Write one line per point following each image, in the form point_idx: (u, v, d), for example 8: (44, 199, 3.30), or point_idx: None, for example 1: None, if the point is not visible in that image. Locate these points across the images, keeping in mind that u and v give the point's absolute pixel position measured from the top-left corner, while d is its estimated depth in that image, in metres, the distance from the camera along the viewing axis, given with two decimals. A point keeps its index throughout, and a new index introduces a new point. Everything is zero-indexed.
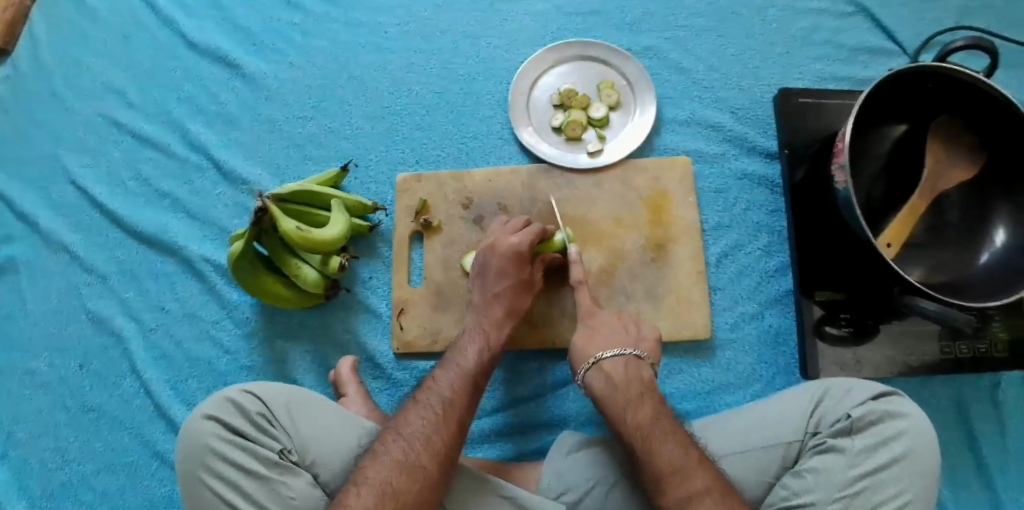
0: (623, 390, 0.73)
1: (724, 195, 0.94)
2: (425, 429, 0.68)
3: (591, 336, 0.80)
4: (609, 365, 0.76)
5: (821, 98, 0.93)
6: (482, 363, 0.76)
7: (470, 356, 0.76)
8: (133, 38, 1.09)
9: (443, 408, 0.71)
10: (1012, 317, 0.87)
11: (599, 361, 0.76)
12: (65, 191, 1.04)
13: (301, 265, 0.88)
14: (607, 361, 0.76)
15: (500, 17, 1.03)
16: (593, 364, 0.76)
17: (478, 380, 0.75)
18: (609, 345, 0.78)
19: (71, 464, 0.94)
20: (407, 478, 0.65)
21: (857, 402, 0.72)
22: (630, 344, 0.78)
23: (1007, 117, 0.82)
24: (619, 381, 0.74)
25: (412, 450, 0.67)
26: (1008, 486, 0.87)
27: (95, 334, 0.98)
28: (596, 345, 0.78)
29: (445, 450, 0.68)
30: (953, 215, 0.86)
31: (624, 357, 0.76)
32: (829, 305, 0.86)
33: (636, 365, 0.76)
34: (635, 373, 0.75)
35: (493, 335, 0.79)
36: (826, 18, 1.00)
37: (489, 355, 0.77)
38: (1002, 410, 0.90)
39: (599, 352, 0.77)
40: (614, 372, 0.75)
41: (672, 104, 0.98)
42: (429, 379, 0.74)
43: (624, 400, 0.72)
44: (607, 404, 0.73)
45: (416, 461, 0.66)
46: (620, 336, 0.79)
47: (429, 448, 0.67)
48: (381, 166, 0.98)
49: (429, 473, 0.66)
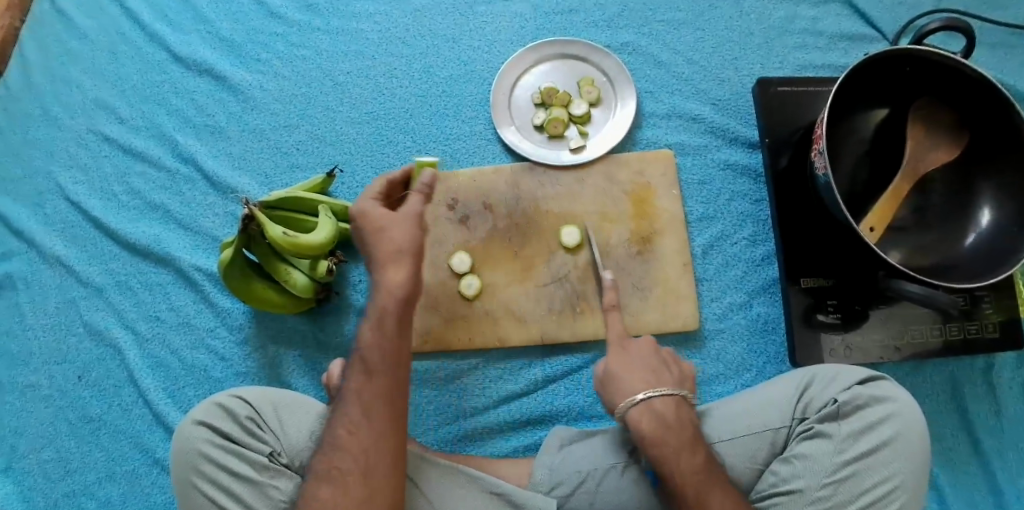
0: (674, 433, 0.68)
1: (707, 186, 0.94)
2: (334, 430, 0.67)
3: (632, 369, 0.73)
4: (660, 404, 0.70)
5: (800, 86, 0.93)
6: (383, 345, 0.69)
7: (368, 334, 0.70)
8: (122, 54, 1.11)
9: (348, 404, 0.68)
10: (1001, 297, 0.86)
11: (648, 399, 0.70)
12: (60, 206, 1.06)
13: (291, 270, 0.89)
14: (658, 400, 0.70)
15: (479, 20, 1.04)
16: (642, 402, 0.70)
17: (371, 358, 0.69)
18: (657, 383, 0.72)
19: (73, 475, 0.95)
20: (328, 485, 0.65)
21: (843, 387, 0.72)
22: (674, 382, 0.73)
23: (988, 97, 0.81)
24: (672, 423, 0.69)
25: (327, 455, 0.67)
26: (1005, 467, 0.86)
27: (92, 346, 0.99)
28: (637, 381, 0.72)
29: (359, 445, 0.66)
30: (937, 197, 0.86)
31: (675, 396, 0.72)
32: (816, 292, 0.86)
33: (684, 406, 0.72)
34: (684, 414, 0.71)
35: (383, 303, 0.71)
36: (804, 7, 1.01)
37: (392, 322, 0.70)
38: (997, 390, 0.89)
39: (646, 390, 0.71)
40: (665, 413, 0.70)
41: (652, 98, 0.99)
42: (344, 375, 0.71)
43: (677, 445, 0.68)
44: (656, 450, 0.68)
45: (331, 466, 0.66)
46: (665, 373, 0.74)
47: (339, 449, 0.66)
48: (367, 170, 1.00)
49: (346, 475, 0.65)
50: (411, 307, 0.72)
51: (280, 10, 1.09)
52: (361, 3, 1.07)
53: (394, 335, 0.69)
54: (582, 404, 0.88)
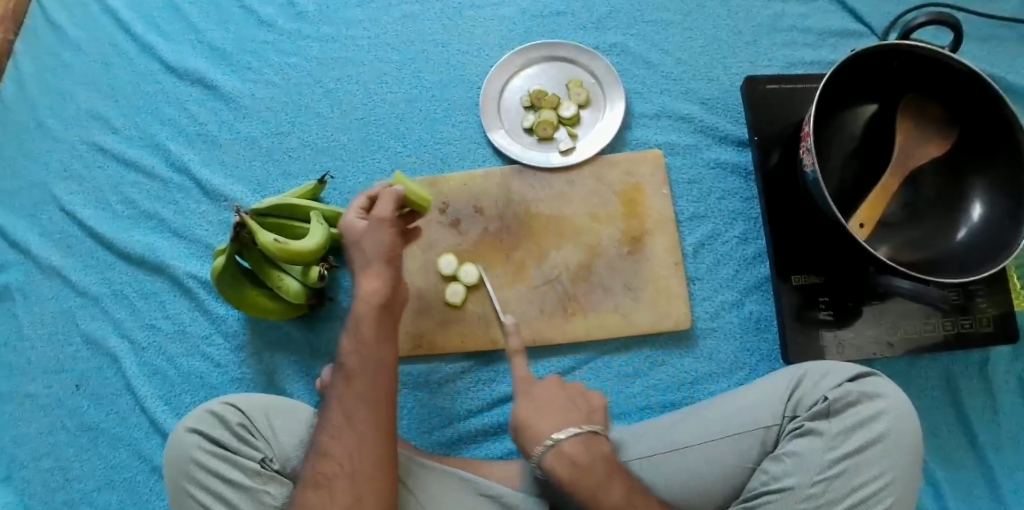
0: (587, 472, 0.65)
1: (698, 186, 0.94)
2: (322, 438, 0.67)
3: (540, 410, 0.69)
4: (569, 446, 0.66)
5: (788, 84, 0.93)
6: (366, 355, 0.70)
7: (350, 348, 0.71)
8: (116, 65, 1.12)
9: (333, 413, 0.68)
10: (995, 290, 0.86)
11: (558, 443, 0.66)
12: (56, 217, 1.06)
13: (283, 277, 0.89)
14: (567, 444, 0.66)
15: (468, 24, 1.05)
16: (551, 447, 0.66)
17: (353, 371, 0.69)
18: (562, 423, 0.68)
19: (72, 483, 0.95)
20: (314, 492, 0.64)
21: (835, 384, 0.71)
22: (584, 417, 0.69)
23: (975, 91, 0.81)
24: (585, 465, 0.66)
25: (316, 462, 0.66)
26: (1002, 461, 0.86)
27: (89, 356, 1.00)
28: (548, 421, 0.68)
29: (345, 451, 0.65)
30: (927, 192, 0.86)
31: (581, 435, 0.67)
32: (807, 289, 0.86)
33: (597, 441, 0.67)
34: (597, 449, 0.67)
35: (364, 317, 0.71)
36: (791, 5, 1.01)
37: (372, 331, 0.71)
38: (993, 384, 0.88)
39: (556, 431, 0.67)
40: (575, 454, 0.66)
41: (641, 98, 0.99)
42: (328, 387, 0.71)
43: (592, 488, 0.65)
44: (572, 494, 0.65)
45: (318, 472, 0.65)
46: (572, 411, 0.69)
47: (324, 454, 0.66)
48: (359, 176, 1.00)
49: (337, 480, 0.64)
50: (388, 318, 0.72)
51: (270, 19, 1.09)
52: (350, 9, 1.08)
53: (375, 346, 0.70)
54: None
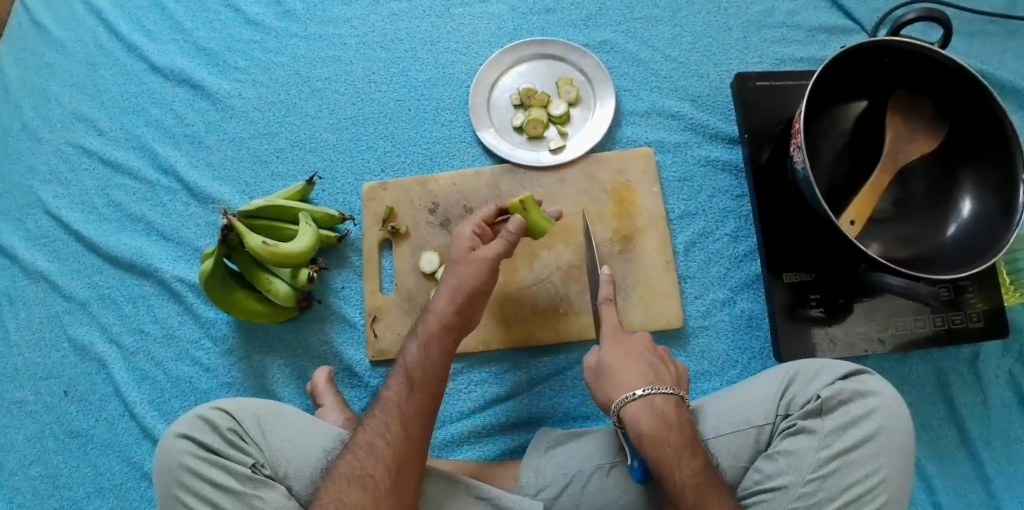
0: (676, 430, 0.67)
1: (688, 184, 0.94)
2: (370, 437, 0.68)
3: (629, 364, 0.72)
4: (660, 401, 0.69)
5: (778, 81, 0.93)
6: (427, 357, 0.72)
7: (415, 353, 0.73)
8: (100, 66, 1.10)
9: (386, 412, 0.69)
10: (985, 285, 0.86)
11: (648, 396, 0.69)
12: (42, 221, 1.05)
13: (272, 279, 0.89)
14: (660, 399, 0.69)
15: (457, 22, 1.04)
16: (641, 398, 0.69)
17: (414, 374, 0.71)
18: (653, 381, 0.71)
19: (62, 490, 0.94)
20: (357, 489, 0.65)
21: (826, 383, 0.71)
22: (671, 382, 0.72)
23: (965, 87, 0.80)
24: (672, 421, 0.68)
25: (359, 460, 0.67)
26: (993, 456, 0.86)
27: (76, 361, 0.99)
28: (631, 379, 0.71)
29: (392, 454, 0.67)
30: (917, 188, 0.86)
31: (672, 396, 0.70)
32: (798, 286, 0.86)
33: (683, 405, 0.70)
34: (683, 414, 0.69)
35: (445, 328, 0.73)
36: (781, 1, 1.01)
37: (433, 344, 0.73)
38: (984, 380, 0.89)
39: (640, 388, 0.70)
40: (665, 409, 0.68)
41: (632, 96, 0.98)
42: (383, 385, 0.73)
43: (678, 445, 0.66)
44: (655, 447, 0.66)
45: (364, 472, 0.66)
46: (656, 373, 0.72)
47: (373, 456, 0.67)
48: (347, 177, 0.99)
49: (380, 481, 0.65)
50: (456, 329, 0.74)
51: (257, 18, 1.08)
52: (338, 8, 1.07)
53: (441, 360, 0.72)
54: (567, 404, 0.88)
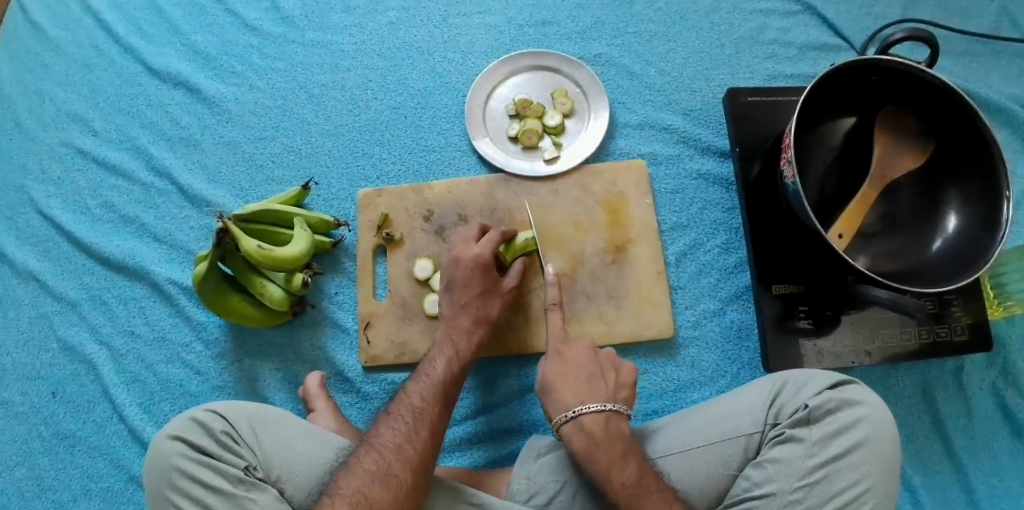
0: (605, 446, 0.70)
1: (680, 195, 0.96)
2: (396, 439, 0.68)
3: (569, 379, 0.77)
4: (588, 420, 0.72)
5: (768, 96, 0.95)
6: (452, 373, 0.77)
7: (439, 366, 0.77)
8: (96, 67, 1.11)
9: (413, 417, 0.70)
10: (970, 299, 0.87)
11: (578, 416, 0.73)
12: (33, 221, 1.05)
13: (266, 284, 0.89)
14: (587, 417, 0.72)
15: (454, 32, 1.05)
16: (572, 419, 0.73)
17: (439, 382, 0.75)
18: (588, 398, 0.75)
19: (47, 493, 0.94)
20: (381, 486, 0.64)
21: (814, 393, 0.72)
22: (609, 395, 0.75)
23: (952, 105, 0.82)
24: (600, 440, 0.71)
25: (383, 457, 0.66)
26: (977, 468, 0.87)
27: (65, 362, 0.98)
28: (569, 396, 0.75)
29: (417, 456, 0.67)
30: (904, 203, 0.88)
31: (603, 412, 0.73)
32: (788, 298, 0.87)
33: (615, 419, 0.73)
34: (615, 428, 0.72)
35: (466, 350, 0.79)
36: (772, 18, 1.03)
37: (459, 364, 0.78)
38: (968, 392, 0.90)
39: (576, 406, 0.74)
40: (592, 426, 0.72)
41: (626, 108, 1.00)
42: (401, 392, 0.74)
43: (607, 461, 0.69)
44: (588, 464, 0.70)
45: (389, 471, 0.65)
46: (598, 386, 0.76)
47: (400, 457, 0.66)
48: (343, 183, 1.00)
49: (402, 482, 0.65)
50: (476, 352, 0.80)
51: (255, 23, 1.09)
52: (337, 15, 1.08)
53: (461, 376, 0.77)
54: None
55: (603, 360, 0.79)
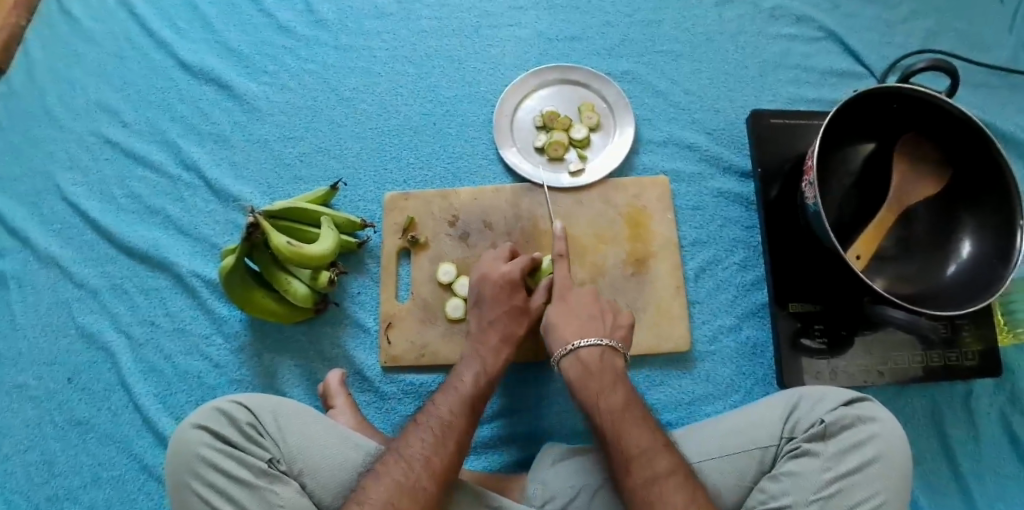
0: (596, 378, 0.75)
1: (701, 213, 0.97)
2: (425, 451, 0.69)
3: (570, 316, 0.80)
4: (586, 353, 0.76)
5: (791, 119, 0.97)
6: (480, 387, 0.78)
7: (468, 379, 0.78)
8: (129, 60, 1.13)
9: (442, 430, 0.72)
10: (981, 326, 0.89)
11: (576, 349, 0.77)
12: (58, 207, 1.06)
13: (291, 280, 0.90)
14: (585, 351, 0.76)
15: (485, 43, 1.08)
16: (570, 352, 0.77)
17: (468, 396, 0.76)
18: (587, 332, 0.78)
19: (57, 478, 0.94)
20: (408, 501, 0.66)
21: (830, 408, 0.74)
22: (607, 333, 0.79)
23: (969, 134, 0.84)
24: (594, 370, 0.76)
25: (411, 470, 0.68)
26: (984, 492, 0.88)
27: (84, 349, 0.99)
28: (571, 330, 0.78)
29: (443, 470, 0.69)
30: (920, 228, 0.89)
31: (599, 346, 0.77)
32: (804, 317, 0.89)
33: (610, 355, 0.77)
34: (608, 363, 0.77)
35: (490, 362, 0.81)
36: (796, 44, 1.05)
37: (487, 378, 0.79)
38: (977, 417, 0.91)
39: (576, 340, 0.77)
40: (588, 359, 0.76)
41: (650, 125, 1.02)
42: (430, 403, 0.76)
43: (596, 389, 0.74)
44: (579, 391, 0.75)
45: (417, 484, 0.67)
46: (597, 324, 0.79)
47: (428, 470, 0.68)
48: (370, 185, 1.02)
49: (430, 495, 0.67)
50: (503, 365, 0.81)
51: (289, 25, 1.11)
52: (370, 21, 1.10)
53: (489, 390, 0.79)
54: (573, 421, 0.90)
55: (604, 302, 0.82)
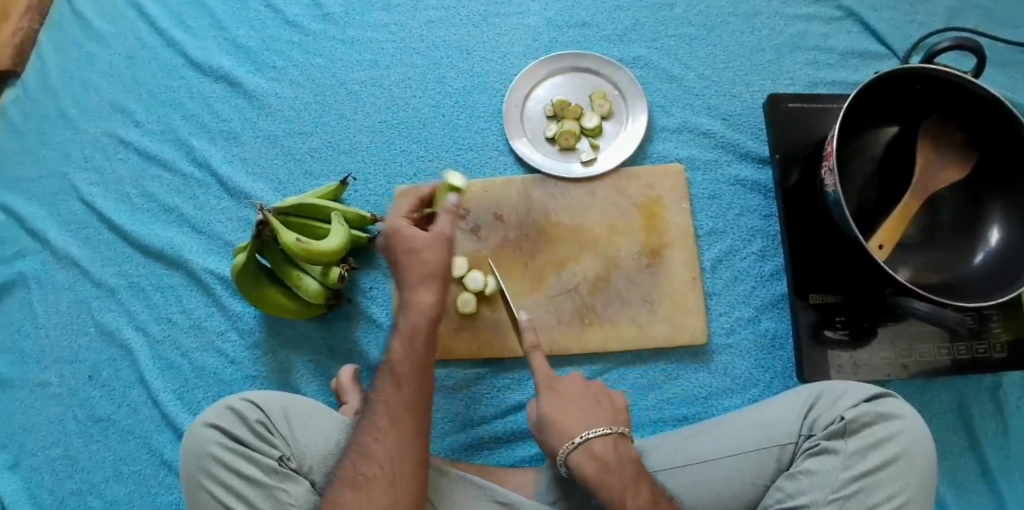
0: (569, 407, 0.72)
1: (718, 201, 0.95)
2: (365, 440, 0.69)
3: (570, 412, 0.72)
4: (598, 445, 0.69)
5: (810, 103, 0.94)
6: (415, 354, 0.71)
7: (397, 351, 0.72)
8: (139, 58, 1.13)
9: (376, 416, 0.70)
10: (1010, 316, 0.86)
11: (586, 441, 0.69)
12: (74, 207, 1.07)
13: (302, 276, 0.90)
14: (596, 441, 0.69)
15: (493, 32, 1.06)
16: (578, 446, 0.69)
17: (400, 371, 0.71)
18: (591, 420, 0.71)
19: (80, 474, 0.96)
20: (353, 492, 0.66)
21: (851, 404, 0.71)
22: (609, 416, 0.72)
23: (997, 116, 0.81)
24: (611, 464, 0.68)
25: (354, 463, 0.68)
26: (1014, 488, 0.86)
27: (102, 347, 1.00)
28: (575, 420, 0.71)
29: (384, 455, 0.67)
30: (947, 215, 0.86)
31: (613, 434, 0.70)
32: (824, 307, 0.87)
33: (624, 442, 0.71)
34: (625, 453, 0.70)
35: (415, 323, 0.72)
36: (815, 24, 1.02)
37: (420, 342, 0.72)
38: (1006, 410, 0.89)
39: (583, 430, 0.70)
40: (563, 391, 0.74)
41: (664, 112, 0.99)
42: (371, 386, 0.72)
43: (621, 486, 0.67)
44: (601, 491, 0.67)
45: (358, 473, 0.67)
46: (597, 410, 0.72)
47: (364, 458, 0.67)
48: (380, 179, 1.01)
49: (378, 481, 0.66)
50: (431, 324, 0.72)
51: (296, 19, 1.10)
52: (377, 12, 1.09)
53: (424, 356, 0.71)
54: None
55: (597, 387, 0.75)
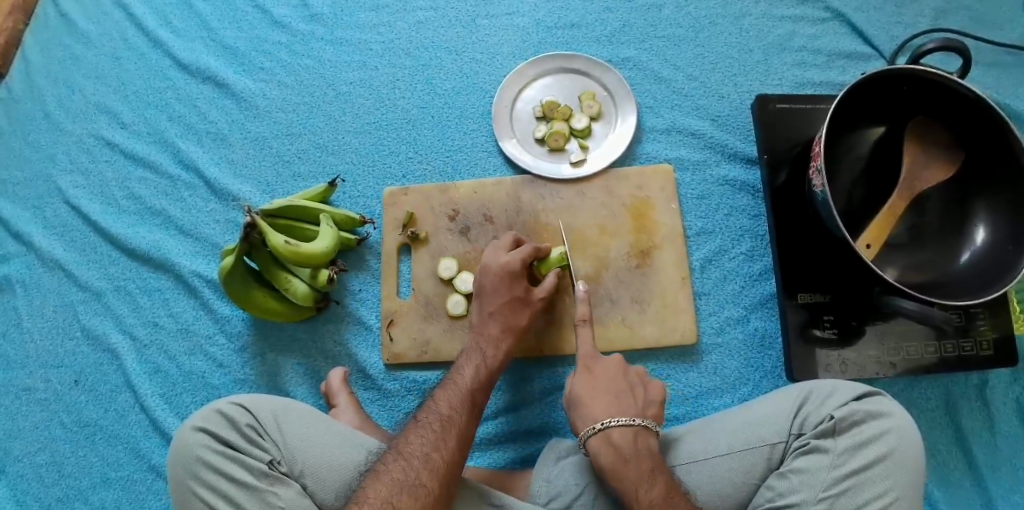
0: (603, 393, 0.76)
1: (706, 201, 0.95)
2: (424, 447, 0.69)
3: (596, 398, 0.76)
4: (617, 435, 0.72)
5: (797, 103, 0.94)
6: (479, 380, 0.78)
7: (467, 375, 0.78)
8: (125, 59, 1.12)
9: (441, 427, 0.71)
10: (996, 314, 0.87)
11: (606, 429, 0.72)
12: (59, 210, 1.06)
13: (290, 279, 0.90)
14: (616, 431, 0.72)
15: (482, 33, 1.05)
16: (599, 431, 0.72)
17: (469, 393, 0.76)
18: (616, 410, 0.74)
19: (66, 479, 0.95)
20: (409, 497, 0.64)
21: (840, 403, 0.72)
22: (636, 410, 0.75)
23: (982, 116, 0.82)
24: (628, 455, 0.70)
25: (411, 467, 0.67)
26: (1000, 484, 0.86)
27: (88, 351, 0.99)
28: (598, 407, 0.75)
29: (444, 467, 0.68)
30: (933, 214, 0.87)
31: (633, 426, 0.73)
32: (813, 307, 0.87)
33: (644, 435, 0.73)
34: (642, 445, 0.72)
35: (490, 355, 0.81)
36: (802, 25, 1.02)
37: (486, 371, 0.79)
38: (992, 407, 0.89)
39: (605, 417, 0.73)
40: (599, 381, 0.78)
41: (653, 113, 1.00)
42: (429, 400, 0.75)
43: (634, 477, 0.69)
44: (616, 482, 0.69)
45: (417, 480, 0.66)
46: (626, 401, 0.75)
47: (428, 465, 0.67)
48: (369, 180, 1.00)
49: (430, 492, 0.66)
50: (504, 360, 0.81)
51: (284, 20, 1.10)
52: (366, 13, 1.08)
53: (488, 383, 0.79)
54: None
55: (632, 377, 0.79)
